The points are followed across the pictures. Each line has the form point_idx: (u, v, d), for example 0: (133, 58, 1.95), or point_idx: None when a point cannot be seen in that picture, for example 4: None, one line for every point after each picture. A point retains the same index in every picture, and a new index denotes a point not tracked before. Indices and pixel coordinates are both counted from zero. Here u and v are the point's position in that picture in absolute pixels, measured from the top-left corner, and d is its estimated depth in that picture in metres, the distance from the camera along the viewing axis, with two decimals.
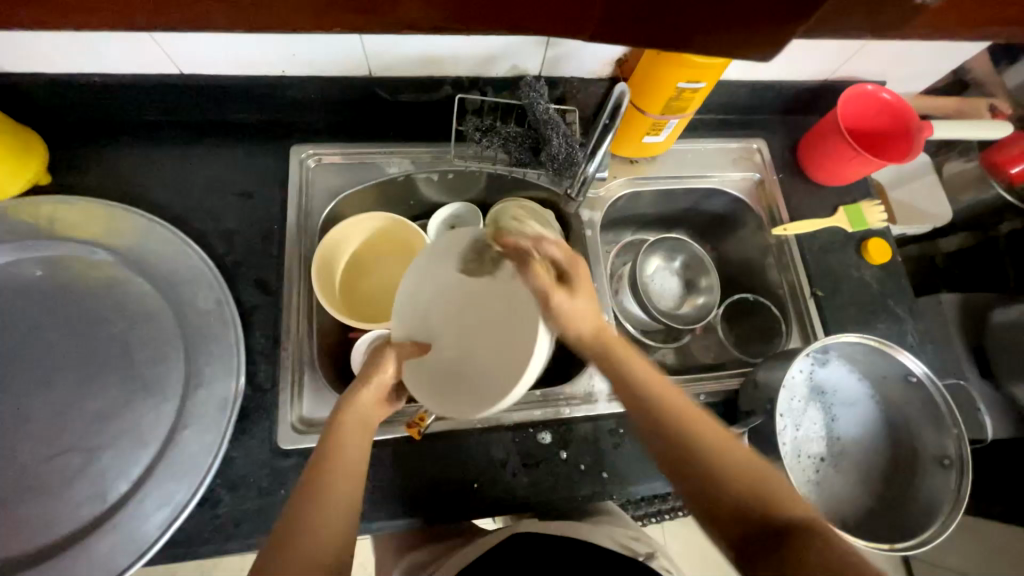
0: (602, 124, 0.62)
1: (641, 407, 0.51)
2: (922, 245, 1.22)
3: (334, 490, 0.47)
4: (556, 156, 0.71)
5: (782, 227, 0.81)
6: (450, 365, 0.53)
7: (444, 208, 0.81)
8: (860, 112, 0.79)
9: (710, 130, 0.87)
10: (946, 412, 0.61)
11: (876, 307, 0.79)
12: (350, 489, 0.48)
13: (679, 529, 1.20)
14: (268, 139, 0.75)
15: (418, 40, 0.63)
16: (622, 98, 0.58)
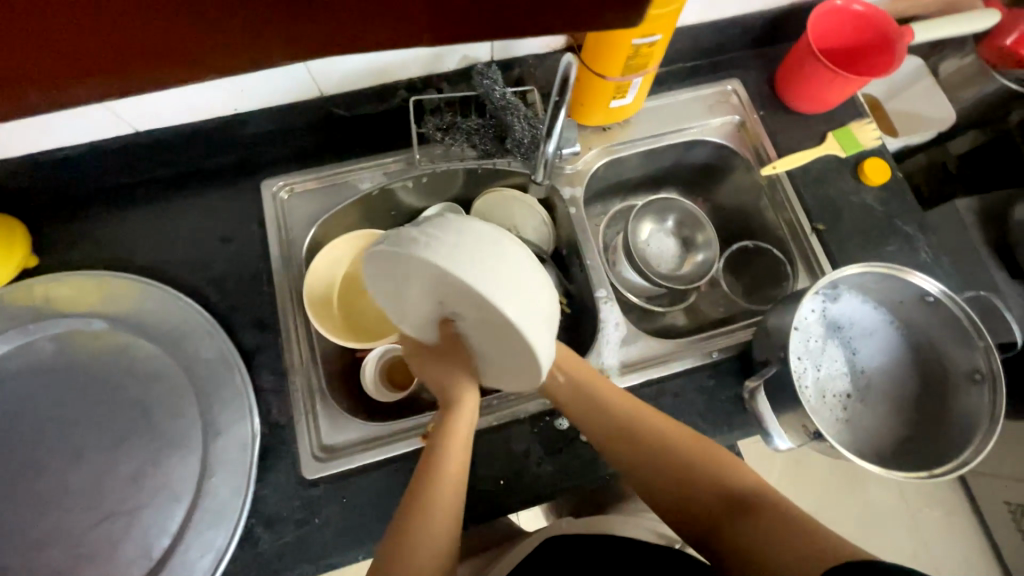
0: (553, 100, 0.58)
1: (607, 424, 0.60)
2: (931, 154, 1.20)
3: (439, 510, 0.51)
4: (521, 141, 0.70)
5: (771, 165, 0.77)
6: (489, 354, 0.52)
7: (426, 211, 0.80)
8: (834, 30, 0.75)
9: (679, 80, 0.84)
10: (969, 326, 0.58)
11: (884, 230, 0.76)
12: (453, 501, 0.53)
13: None
14: (237, 179, 0.74)
15: (358, 56, 0.62)
16: (570, 69, 0.54)
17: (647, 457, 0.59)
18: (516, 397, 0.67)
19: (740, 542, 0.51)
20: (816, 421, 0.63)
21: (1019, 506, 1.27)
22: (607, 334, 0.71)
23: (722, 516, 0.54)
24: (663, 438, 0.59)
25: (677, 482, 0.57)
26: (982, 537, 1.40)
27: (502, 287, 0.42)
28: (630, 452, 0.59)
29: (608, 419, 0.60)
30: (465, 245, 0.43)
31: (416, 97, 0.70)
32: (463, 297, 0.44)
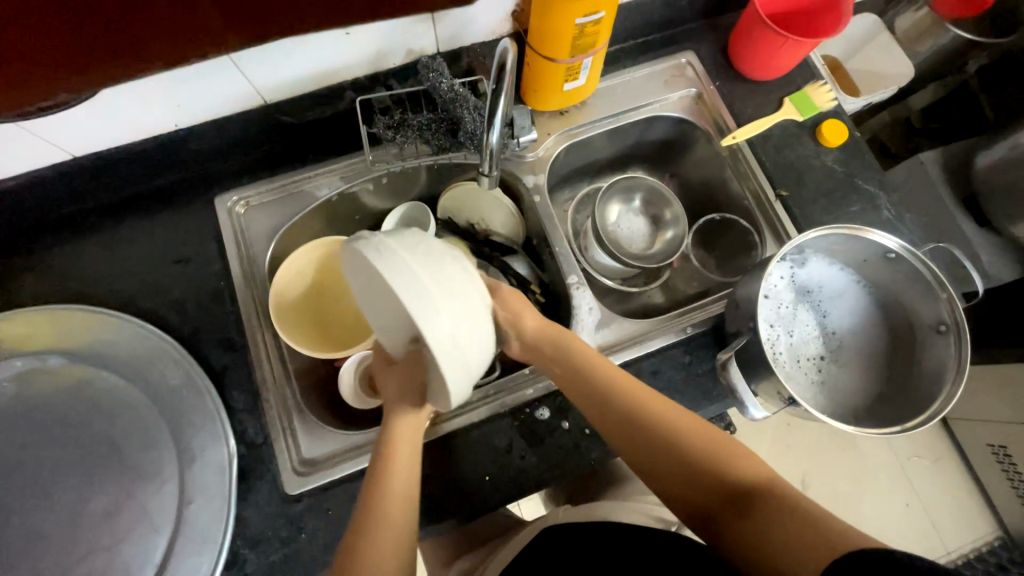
0: (490, 88, 0.53)
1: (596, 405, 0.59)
2: (893, 111, 1.25)
3: (399, 459, 0.55)
4: (474, 133, 0.68)
5: (731, 136, 0.77)
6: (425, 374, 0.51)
7: (392, 212, 0.78)
8: None
9: (633, 57, 0.83)
10: (932, 279, 0.59)
11: (846, 191, 0.76)
12: (410, 448, 0.56)
13: None
14: (189, 196, 0.72)
15: (298, 61, 0.61)
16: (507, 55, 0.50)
17: (643, 445, 0.57)
18: (496, 391, 0.67)
19: (743, 533, 0.50)
20: (787, 386, 0.64)
21: (1000, 446, 1.31)
22: (582, 320, 0.71)
23: (720, 509, 0.53)
24: (661, 430, 0.56)
25: (676, 471, 0.55)
26: (969, 479, 1.44)
27: (432, 306, 0.43)
28: (630, 439, 0.58)
29: (601, 399, 0.58)
30: (398, 262, 0.44)
31: (362, 96, 0.68)
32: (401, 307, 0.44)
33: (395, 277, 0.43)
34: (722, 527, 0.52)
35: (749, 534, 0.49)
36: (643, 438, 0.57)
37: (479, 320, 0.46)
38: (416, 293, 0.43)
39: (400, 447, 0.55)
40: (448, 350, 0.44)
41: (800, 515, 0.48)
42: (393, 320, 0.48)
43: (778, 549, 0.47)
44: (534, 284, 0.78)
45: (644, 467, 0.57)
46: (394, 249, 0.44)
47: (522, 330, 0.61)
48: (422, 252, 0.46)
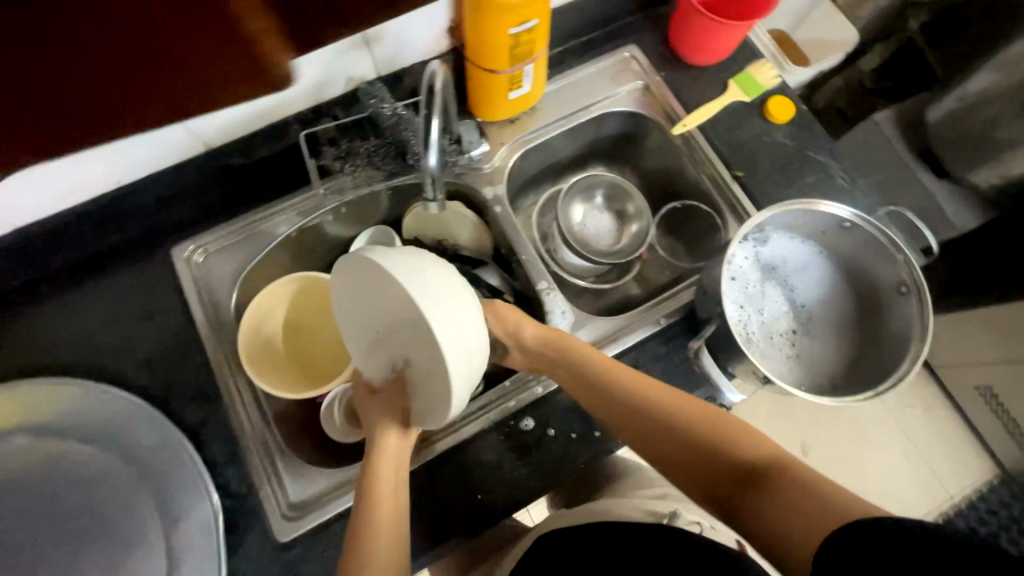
0: (421, 112, 0.52)
1: (600, 400, 0.60)
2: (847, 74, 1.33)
3: (383, 469, 0.55)
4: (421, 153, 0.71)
5: (681, 123, 0.78)
6: (420, 382, 0.52)
7: (356, 240, 0.78)
8: None
9: (576, 57, 0.83)
10: (887, 242, 0.60)
11: (799, 164, 0.77)
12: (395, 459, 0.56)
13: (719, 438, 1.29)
14: (144, 251, 0.71)
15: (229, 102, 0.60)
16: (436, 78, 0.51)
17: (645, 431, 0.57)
18: (478, 408, 0.66)
19: (754, 511, 0.48)
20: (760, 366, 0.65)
21: (987, 387, 1.35)
22: (556, 325, 0.71)
23: (732, 491, 0.51)
24: (664, 421, 0.57)
25: (682, 456, 0.55)
26: (963, 424, 1.47)
27: (434, 300, 0.46)
28: (637, 429, 0.58)
29: (607, 393, 0.59)
30: (399, 265, 0.47)
31: (305, 130, 0.67)
32: (405, 307, 0.47)
33: (416, 287, 0.45)
34: (734, 511, 0.50)
35: (759, 512, 0.48)
36: (649, 427, 0.57)
37: (475, 326, 0.49)
38: (420, 288, 0.46)
39: (383, 462, 0.55)
40: (449, 346, 0.46)
41: (805, 486, 0.47)
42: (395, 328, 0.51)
43: (781, 521, 0.45)
44: (507, 295, 0.78)
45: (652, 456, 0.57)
46: (394, 254, 0.48)
47: (524, 338, 0.64)
48: (438, 269, 0.49)
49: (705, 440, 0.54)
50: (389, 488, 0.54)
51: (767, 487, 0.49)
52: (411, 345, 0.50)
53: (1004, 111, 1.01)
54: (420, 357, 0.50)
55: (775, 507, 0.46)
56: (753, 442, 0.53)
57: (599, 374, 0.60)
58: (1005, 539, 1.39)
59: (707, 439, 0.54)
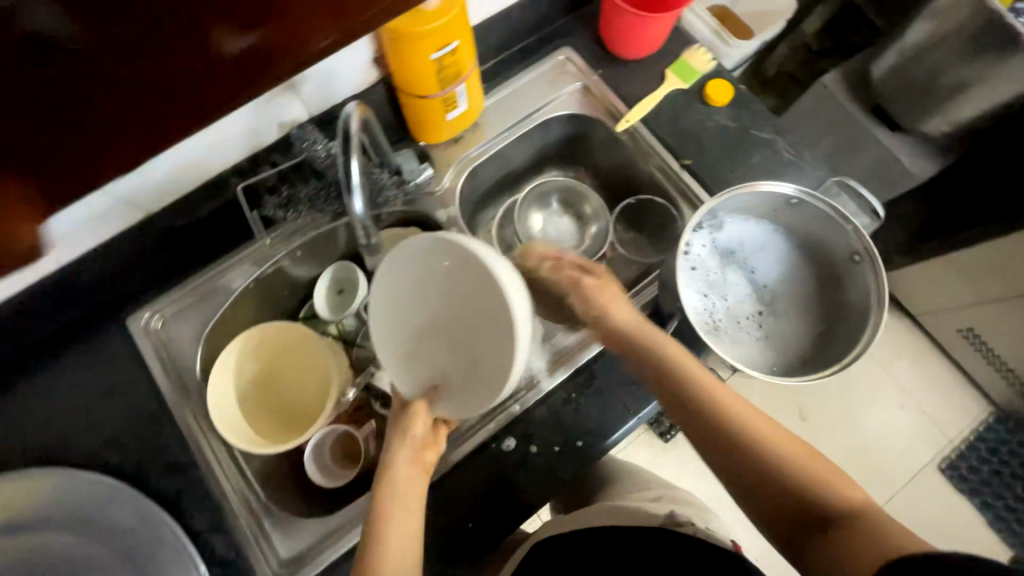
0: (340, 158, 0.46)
1: (676, 406, 0.56)
2: (791, 41, 1.50)
3: (404, 490, 0.54)
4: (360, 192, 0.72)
5: (624, 120, 0.79)
6: (464, 371, 0.54)
7: (321, 278, 0.77)
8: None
9: (513, 68, 0.83)
10: (834, 215, 0.61)
11: (745, 144, 0.78)
12: (415, 478, 0.56)
13: None
14: (101, 325, 0.69)
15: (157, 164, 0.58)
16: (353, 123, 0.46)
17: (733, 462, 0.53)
18: (458, 434, 0.66)
19: (831, 552, 0.46)
20: (730, 354, 0.65)
21: (968, 328, 1.37)
22: None
23: (810, 526, 0.49)
24: (749, 441, 0.52)
25: (758, 479, 0.52)
26: (951, 367, 1.50)
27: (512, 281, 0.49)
28: (713, 444, 0.54)
29: (690, 404, 0.55)
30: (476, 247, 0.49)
31: (240, 185, 0.66)
32: (478, 286, 0.49)
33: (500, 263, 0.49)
34: (806, 550, 0.48)
35: (839, 554, 0.45)
36: (731, 442, 0.53)
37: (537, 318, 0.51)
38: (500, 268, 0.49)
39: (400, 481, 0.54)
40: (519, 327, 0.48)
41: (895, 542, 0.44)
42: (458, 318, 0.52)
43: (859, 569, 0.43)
44: None
45: (722, 471, 0.54)
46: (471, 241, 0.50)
47: (609, 326, 0.60)
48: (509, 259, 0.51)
49: (788, 468, 0.51)
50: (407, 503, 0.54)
51: (850, 531, 0.46)
52: (471, 327, 0.52)
53: (947, 58, 1.03)
54: (478, 338, 0.51)
55: (858, 552, 0.44)
56: (843, 482, 0.50)
57: (688, 384, 0.55)
58: (1006, 473, 1.41)
59: (791, 469, 0.51)
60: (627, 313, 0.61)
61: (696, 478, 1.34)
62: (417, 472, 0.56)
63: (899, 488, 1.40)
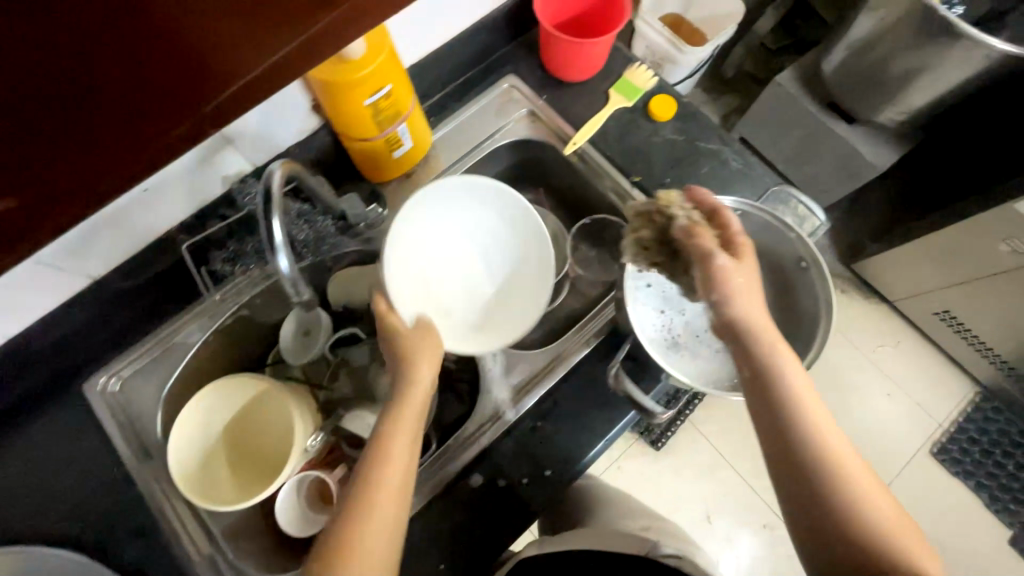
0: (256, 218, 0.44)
1: (765, 408, 0.54)
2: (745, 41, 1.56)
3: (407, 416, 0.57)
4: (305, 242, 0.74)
5: (571, 143, 0.80)
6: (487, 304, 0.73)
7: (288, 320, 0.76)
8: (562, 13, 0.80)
9: (459, 100, 0.84)
10: (777, 224, 0.64)
11: (692, 156, 0.79)
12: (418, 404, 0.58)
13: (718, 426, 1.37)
14: (59, 395, 0.69)
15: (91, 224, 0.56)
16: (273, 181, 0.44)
17: (796, 479, 0.51)
18: (427, 474, 0.65)
19: None
20: (690, 368, 0.66)
21: (945, 311, 1.38)
22: (489, 367, 0.71)
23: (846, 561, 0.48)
24: (826, 466, 0.51)
25: (818, 502, 0.50)
26: (934, 350, 1.50)
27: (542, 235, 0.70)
28: (785, 453, 0.53)
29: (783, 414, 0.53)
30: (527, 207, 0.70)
31: (184, 243, 0.67)
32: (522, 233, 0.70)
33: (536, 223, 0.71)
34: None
35: None
36: (810, 458, 0.51)
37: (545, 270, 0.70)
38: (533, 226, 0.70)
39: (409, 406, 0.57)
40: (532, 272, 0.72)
41: None
42: (467, 269, 0.74)
43: None
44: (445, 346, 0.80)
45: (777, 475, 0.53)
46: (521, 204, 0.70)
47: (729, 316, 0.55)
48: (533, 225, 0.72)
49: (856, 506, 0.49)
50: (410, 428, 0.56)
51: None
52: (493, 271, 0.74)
53: (893, 50, 1.05)
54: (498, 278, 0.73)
55: None
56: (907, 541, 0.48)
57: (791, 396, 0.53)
58: (998, 453, 1.41)
59: (856, 509, 0.49)
60: (757, 309, 0.55)
61: (690, 484, 1.33)
62: (421, 395, 0.59)
63: (894, 476, 1.40)
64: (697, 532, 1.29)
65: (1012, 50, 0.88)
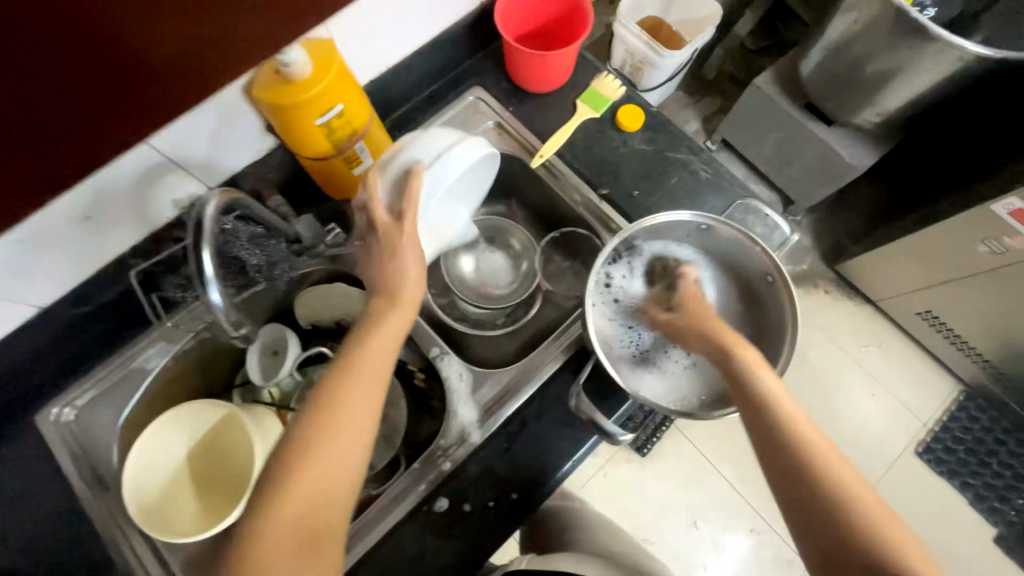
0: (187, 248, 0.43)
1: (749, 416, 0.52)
2: (725, 43, 1.55)
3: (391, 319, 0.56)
4: (259, 267, 0.71)
5: (538, 155, 0.78)
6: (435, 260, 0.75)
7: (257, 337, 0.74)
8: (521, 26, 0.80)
9: (426, 112, 0.83)
10: (740, 237, 0.64)
11: (661, 167, 0.78)
12: (402, 316, 0.57)
13: (703, 431, 1.36)
14: (10, 424, 0.67)
15: (30, 253, 0.54)
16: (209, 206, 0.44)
17: (793, 491, 0.47)
18: (390, 500, 0.64)
19: None
20: (652, 385, 0.66)
21: (927, 311, 1.37)
22: (455, 388, 0.70)
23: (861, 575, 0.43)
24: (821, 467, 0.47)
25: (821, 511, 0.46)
26: (919, 350, 1.49)
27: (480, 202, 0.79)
28: (779, 461, 0.49)
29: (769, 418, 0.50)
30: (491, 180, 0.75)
31: (132, 271, 0.64)
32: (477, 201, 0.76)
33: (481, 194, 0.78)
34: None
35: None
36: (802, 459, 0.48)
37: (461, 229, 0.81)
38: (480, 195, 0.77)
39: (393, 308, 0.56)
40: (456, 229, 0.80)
41: None
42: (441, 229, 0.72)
43: None
44: (415, 364, 0.78)
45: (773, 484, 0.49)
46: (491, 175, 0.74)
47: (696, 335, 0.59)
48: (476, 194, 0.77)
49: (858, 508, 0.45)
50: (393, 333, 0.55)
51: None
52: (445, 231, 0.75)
53: (866, 51, 1.04)
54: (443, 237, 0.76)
55: None
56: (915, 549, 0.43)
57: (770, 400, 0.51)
58: (983, 452, 1.40)
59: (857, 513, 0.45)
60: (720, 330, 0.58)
61: (675, 490, 1.32)
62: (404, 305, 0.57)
63: (879, 477, 1.39)
64: (683, 538, 1.28)
65: (982, 51, 0.88)
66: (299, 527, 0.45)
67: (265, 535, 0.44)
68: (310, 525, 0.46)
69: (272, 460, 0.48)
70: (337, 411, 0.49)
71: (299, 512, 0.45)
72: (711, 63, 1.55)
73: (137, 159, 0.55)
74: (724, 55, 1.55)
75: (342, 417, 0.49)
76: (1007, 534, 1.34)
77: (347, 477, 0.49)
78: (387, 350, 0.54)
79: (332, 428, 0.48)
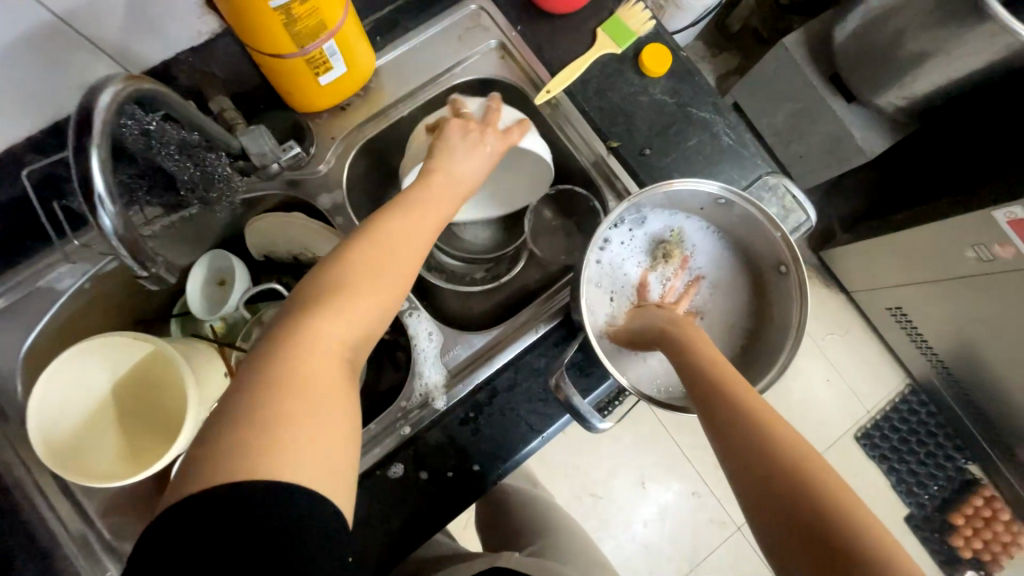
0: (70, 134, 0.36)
1: (703, 390, 0.49)
2: None
3: (460, 187, 0.55)
4: (193, 184, 0.59)
5: (544, 90, 0.67)
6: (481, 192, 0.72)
7: (198, 264, 0.65)
8: None
9: (414, 17, 0.68)
10: (757, 216, 0.57)
11: (680, 125, 0.68)
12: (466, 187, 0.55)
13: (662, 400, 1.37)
14: None
15: None
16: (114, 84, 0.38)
17: (749, 461, 0.44)
18: None
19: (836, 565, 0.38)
20: (628, 369, 0.64)
21: (898, 308, 1.37)
22: (421, 350, 0.63)
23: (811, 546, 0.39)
24: (774, 437, 0.44)
25: (770, 480, 0.42)
26: (882, 344, 1.51)
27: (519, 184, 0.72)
28: (736, 433, 0.45)
29: (722, 391, 0.48)
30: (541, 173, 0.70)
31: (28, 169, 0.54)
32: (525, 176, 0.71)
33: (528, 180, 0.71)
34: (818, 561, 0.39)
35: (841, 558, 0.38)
36: (759, 427, 0.45)
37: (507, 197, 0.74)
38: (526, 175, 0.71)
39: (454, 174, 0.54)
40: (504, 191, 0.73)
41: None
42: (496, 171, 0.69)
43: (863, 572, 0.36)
44: None
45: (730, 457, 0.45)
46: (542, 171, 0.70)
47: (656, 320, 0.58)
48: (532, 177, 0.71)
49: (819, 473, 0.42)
50: (452, 199, 0.53)
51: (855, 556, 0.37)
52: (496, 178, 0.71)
53: (909, 23, 0.93)
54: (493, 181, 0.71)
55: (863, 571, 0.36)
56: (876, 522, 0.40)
57: (718, 376, 0.49)
58: (914, 441, 1.47)
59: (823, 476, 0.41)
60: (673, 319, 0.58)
61: (628, 451, 1.35)
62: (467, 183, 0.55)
63: None
64: (627, 494, 1.33)
65: None
66: (336, 354, 0.40)
67: (303, 352, 0.38)
68: (345, 357, 0.41)
69: (303, 289, 0.43)
70: (376, 254, 0.45)
71: (338, 342, 0.40)
72: (738, 14, 1.40)
73: (18, 16, 0.43)
74: (752, 7, 1.39)
75: (387, 257, 0.45)
76: (917, 514, 1.44)
77: (378, 324, 0.44)
78: (443, 207, 0.52)
79: (378, 261, 0.45)
